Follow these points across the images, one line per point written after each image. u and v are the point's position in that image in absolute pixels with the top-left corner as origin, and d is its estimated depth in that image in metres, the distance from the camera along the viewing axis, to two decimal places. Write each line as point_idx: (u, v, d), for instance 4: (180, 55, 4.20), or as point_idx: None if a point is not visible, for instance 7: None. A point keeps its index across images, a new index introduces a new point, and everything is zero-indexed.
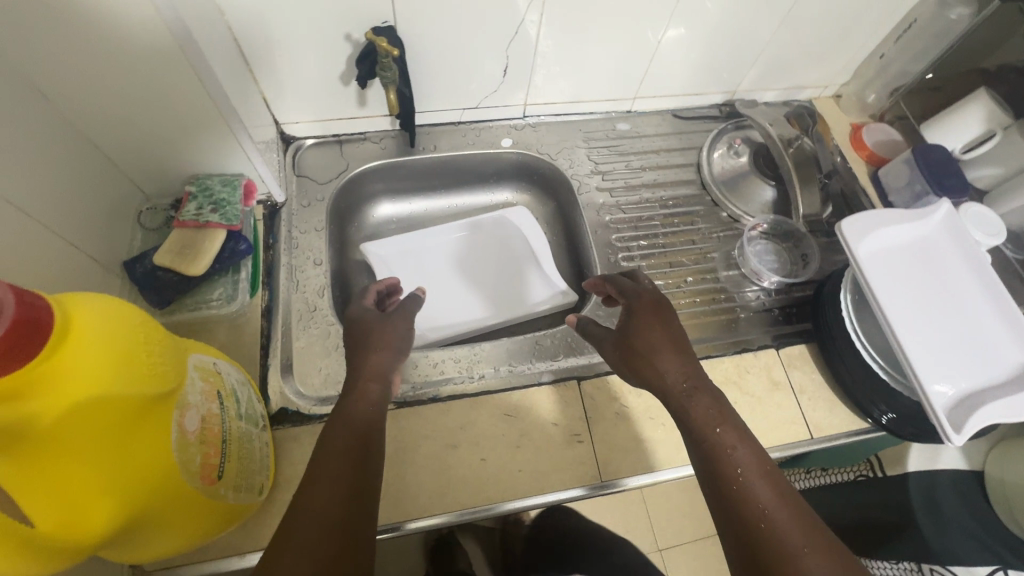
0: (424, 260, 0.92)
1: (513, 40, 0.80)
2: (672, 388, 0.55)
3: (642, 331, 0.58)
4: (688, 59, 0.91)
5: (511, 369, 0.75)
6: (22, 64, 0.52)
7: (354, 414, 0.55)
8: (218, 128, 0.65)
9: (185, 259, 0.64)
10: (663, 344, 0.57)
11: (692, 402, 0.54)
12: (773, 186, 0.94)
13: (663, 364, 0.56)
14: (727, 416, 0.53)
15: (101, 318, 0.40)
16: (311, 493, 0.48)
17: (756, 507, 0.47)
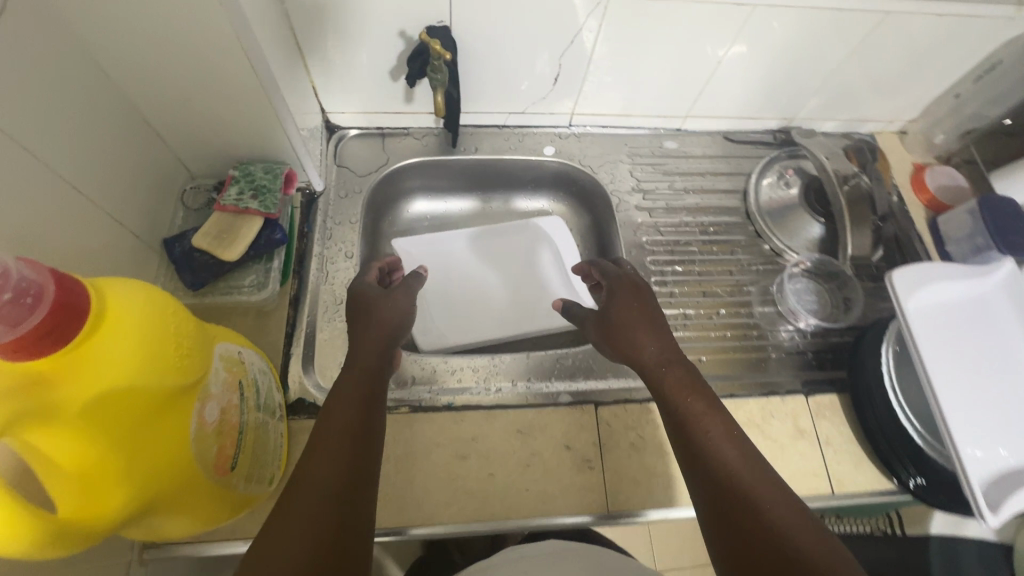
0: (453, 260, 0.91)
1: (567, 49, 0.78)
2: (647, 361, 0.59)
3: (620, 308, 0.63)
4: (746, 81, 0.87)
5: (529, 385, 0.74)
6: (85, 40, 0.53)
7: (353, 393, 0.55)
8: (266, 116, 0.66)
9: (222, 243, 0.64)
10: (638, 321, 0.62)
11: (665, 372, 0.58)
12: (822, 224, 0.90)
13: (640, 339, 0.61)
14: (697, 384, 0.56)
15: (135, 302, 0.41)
16: (308, 469, 0.48)
17: (722, 465, 0.50)
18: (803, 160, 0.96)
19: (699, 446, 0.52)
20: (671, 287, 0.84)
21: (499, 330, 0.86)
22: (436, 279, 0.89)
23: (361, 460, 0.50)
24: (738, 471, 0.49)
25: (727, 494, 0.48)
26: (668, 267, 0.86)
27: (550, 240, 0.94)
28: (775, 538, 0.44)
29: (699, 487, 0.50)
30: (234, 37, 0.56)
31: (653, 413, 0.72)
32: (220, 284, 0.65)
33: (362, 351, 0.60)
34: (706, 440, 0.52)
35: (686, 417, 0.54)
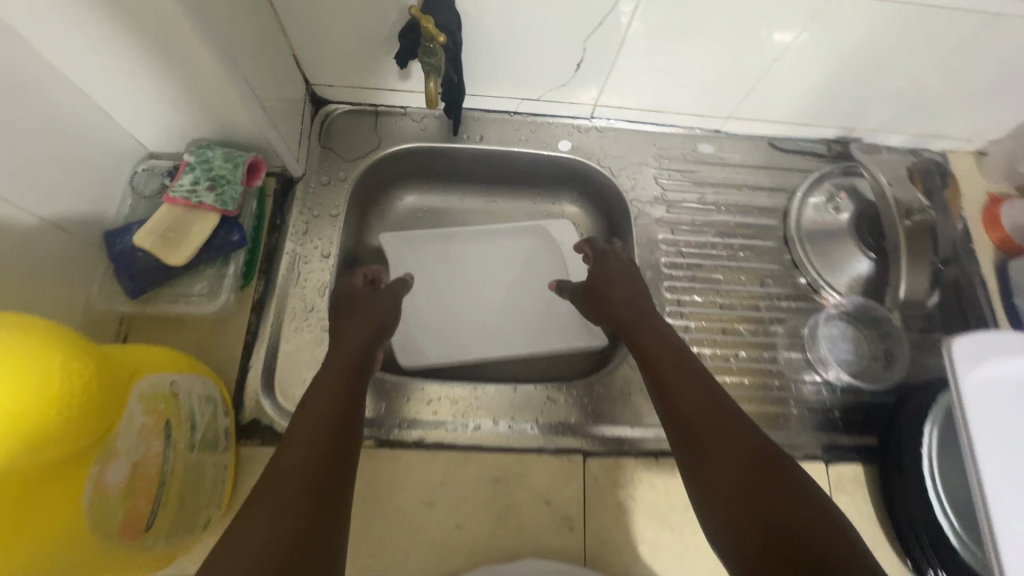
0: (446, 263, 0.82)
1: (595, 31, 0.65)
2: (624, 319, 0.66)
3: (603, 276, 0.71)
4: (807, 81, 0.73)
5: (512, 425, 0.65)
6: None
7: (358, 337, 0.61)
8: (223, 91, 0.55)
9: (168, 244, 0.56)
10: (626, 297, 0.69)
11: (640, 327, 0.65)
12: (872, 260, 0.77)
13: (625, 311, 0.67)
14: (676, 347, 0.62)
15: (4, 351, 0.33)
16: (310, 407, 0.50)
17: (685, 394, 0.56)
18: (859, 178, 0.82)
19: (678, 396, 0.56)
20: (687, 320, 0.74)
21: (489, 348, 0.77)
22: (424, 284, 0.81)
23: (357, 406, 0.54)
24: (717, 412, 0.53)
25: (705, 430, 0.51)
26: (686, 296, 0.75)
27: (555, 247, 0.84)
28: (753, 465, 0.47)
29: (681, 432, 0.53)
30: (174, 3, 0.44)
31: (648, 469, 0.63)
32: (166, 291, 0.57)
33: (352, 328, 0.62)
34: (685, 390, 0.56)
35: (667, 373, 0.58)
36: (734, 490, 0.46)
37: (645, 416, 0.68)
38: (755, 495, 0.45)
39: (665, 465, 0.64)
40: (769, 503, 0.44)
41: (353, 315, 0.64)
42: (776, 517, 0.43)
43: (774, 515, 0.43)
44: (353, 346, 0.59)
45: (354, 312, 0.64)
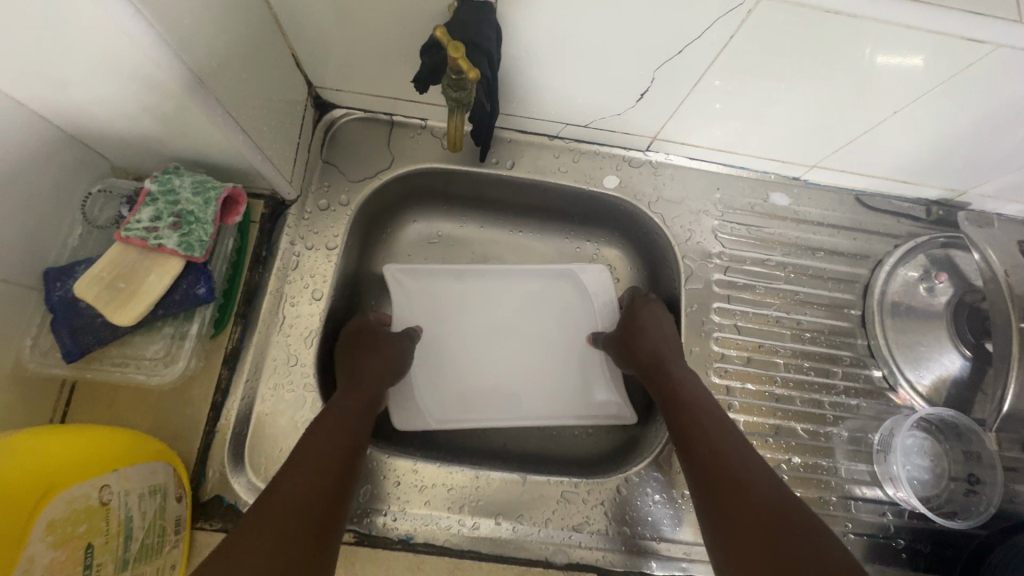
0: (457, 306, 0.69)
1: (671, 60, 0.52)
2: (652, 370, 0.58)
3: (634, 316, 0.63)
4: (925, 138, 0.58)
5: (515, 527, 0.55)
6: None
7: (371, 377, 0.55)
8: (190, 112, 0.43)
9: (116, 297, 0.45)
10: (653, 328, 0.61)
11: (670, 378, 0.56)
12: (967, 359, 0.65)
13: (649, 346, 0.60)
14: (703, 393, 0.55)
15: None
16: (305, 442, 0.46)
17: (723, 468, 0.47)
18: (962, 252, 0.69)
19: (699, 450, 0.50)
20: (736, 412, 0.62)
21: (499, 416, 0.66)
22: (430, 330, 0.68)
23: (363, 434, 0.50)
24: (744, 470, 0.46)
25: (729, 494, 0.45)
26: (736, 381, 0.64)
27: (586, 298, 0.71)
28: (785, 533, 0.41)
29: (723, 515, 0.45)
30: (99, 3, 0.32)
31: None
32: (115, 350, 0.47)
33: (365, 360, 0.56)
34: (707, 446, 0.49)
35: (689, 421, 0.52)
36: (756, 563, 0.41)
37: (673, 529, 0.57)
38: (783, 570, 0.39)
39: None
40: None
41: (365, 356, 0.57)
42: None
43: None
44: (367, 377, 0.54)
45: (368, 349, 0.57)
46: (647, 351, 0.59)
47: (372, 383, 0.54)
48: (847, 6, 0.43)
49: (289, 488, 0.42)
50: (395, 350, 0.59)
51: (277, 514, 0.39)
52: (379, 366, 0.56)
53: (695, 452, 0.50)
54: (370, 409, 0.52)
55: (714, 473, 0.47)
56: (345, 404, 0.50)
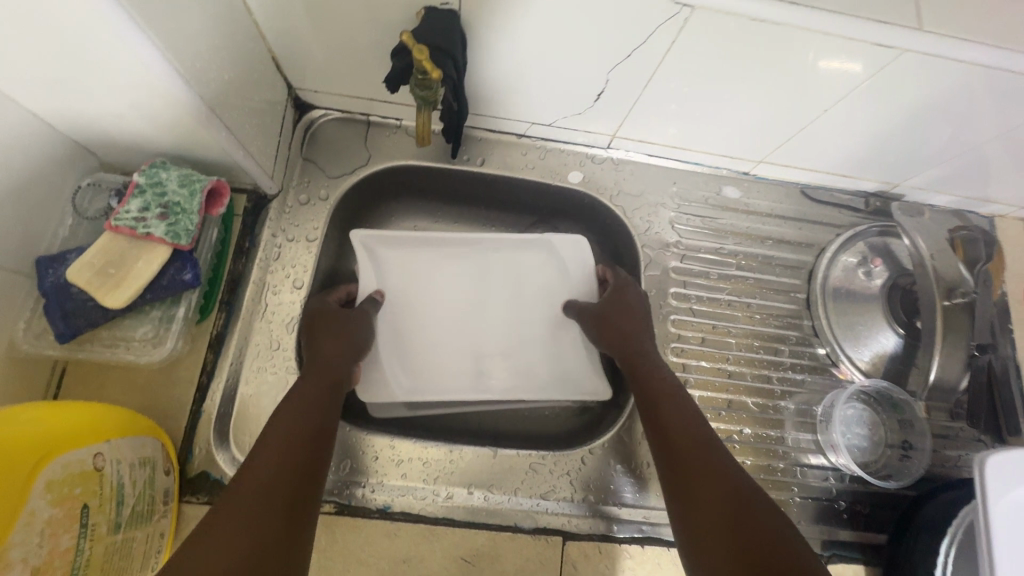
0: (432, 279, 0.72)
1: (622, 64, 0.57)
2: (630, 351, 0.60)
3: (615, 301, 0.64)
4: (855, 133, 0.64)
5: (487, 496, 0.59)
6: None
7: (334, 360, 0.56)
8: (176, 110, 0.47)
9: (108, 282, 0.48)
10: (625, 311, 0.63)
11: (646, 365, 0.58)
12: (900, 337, 0.71)
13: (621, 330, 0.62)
14: (671, 376, 0.58)
15: None
16: (275, 425, 0.48)
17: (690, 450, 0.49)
18: (896, 240, 0.75)
19: (669, 429, 0.52)
20: (691, 388, 0.67)
21: (472, 388, 0.69)
22: (403, 299, 0.71)
23: (330, 416, 0.52)
24: (708, 450, 0.49)
25: (693, 475, 0.47)
26: (692, 359, 0.69)
27: (560, 271, 0.73)
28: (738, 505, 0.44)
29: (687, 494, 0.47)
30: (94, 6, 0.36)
31: (631, 559, 0.58)
32: (106, 333, 0.50)
33: (323, 337, 0.58)
34: (678, 427, 0.52)
35: (662, 403, 0.54)
36: (709, 529, 0.43)
37: (632, 495, 0.62)
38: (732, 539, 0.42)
39: (649, 554, 0.59)
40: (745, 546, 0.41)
41: (324, 335, 0.58)
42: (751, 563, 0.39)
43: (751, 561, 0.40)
44: (325, 357, 0.56)
45: (326, 329, 0.59)
46: (618, 333, 0.62)
47: (335, 364, 0.56)
48: (770, 15, 0.49)
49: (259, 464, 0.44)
50: (354, 323, 0.61)
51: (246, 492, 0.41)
52: (338, 343, 0.58)
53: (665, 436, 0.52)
54: (336, 389, 0.54)
55: (681, 452, 0.50)
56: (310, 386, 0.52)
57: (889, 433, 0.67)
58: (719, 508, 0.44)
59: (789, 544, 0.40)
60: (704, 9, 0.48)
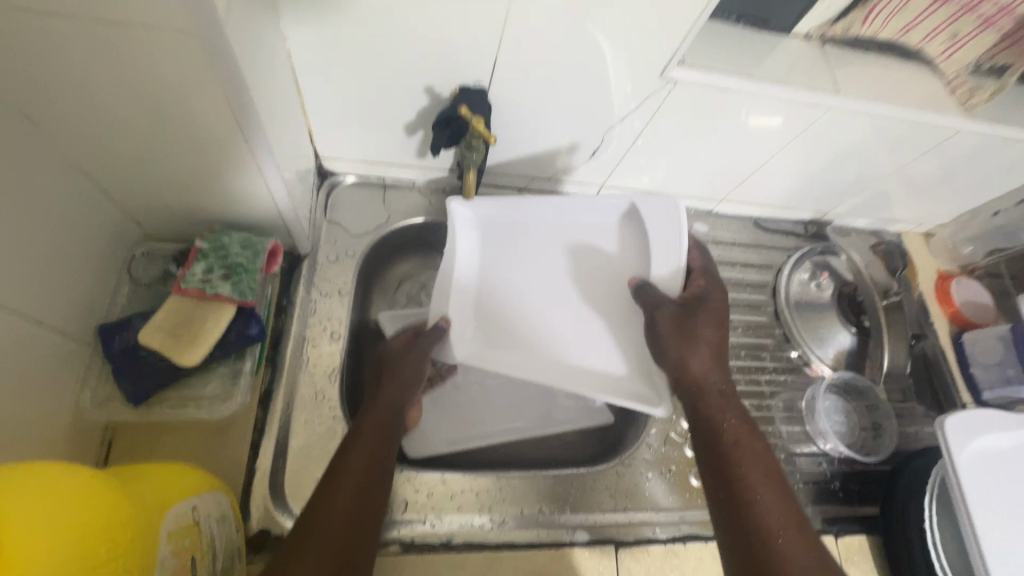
0: (516, 255, 0.71)
1: (615, 127, 0.69)
2: (711, 385, 0.58)
3: (701, 327, 0.60)
4: (794, 173, 0.80)
5: (538, 517, 0.63)
6: (13, 87, 0.40)
7: (392, 401, 0.59)
8: (246, 178, 0.52)
9: (179, 341, 0.51)
10: (710, 345, 0.60)
11: (728, 403, 0.58)
12: (853, 335, 0.85)
13: (698, 361, 0.59)
14: (755, 426, 0.57)
15: (47, 504, 0.30)
16: (344, 463, 0.51)
17: (766, 512, 0.50)
18: (834, 257, 0.91)
19: (745, 480, 0.52)
20: None
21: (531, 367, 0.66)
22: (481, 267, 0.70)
23: (387, 452, 0.54)
24: (783, 517, 0.50)
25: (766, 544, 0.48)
26: None
27: (638, 243, 0.68)
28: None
29: (750, 556, 0.48)
30: (223, 97, 0.42)
31: (677, 557, 0.64)
32: (174, 393, 0.52)
33: (387, 384, 0.60)
34: (756, 482, 0.52)
35: (742, 452, 0.54)
36: None
37: (666, 498, 0.68)
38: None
39: (692, 550, 0.65)
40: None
41: (388, 384, 0.61)
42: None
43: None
44: (385, 400, 0.58)
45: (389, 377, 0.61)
46: (700, 369, 0.59)
47: (389, 405, 0.58)
48: (733, 85, 0.62)
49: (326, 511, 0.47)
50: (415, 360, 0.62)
51: (316, 540, 0.45)
52: (396, 388, 0.60)
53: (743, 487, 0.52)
54: (394, 427, 0.57)
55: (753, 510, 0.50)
56: (377, 418, 0.56)
57: (875, 428, 0.78)
58: None
59: None
60: (684, 83, 0.61)
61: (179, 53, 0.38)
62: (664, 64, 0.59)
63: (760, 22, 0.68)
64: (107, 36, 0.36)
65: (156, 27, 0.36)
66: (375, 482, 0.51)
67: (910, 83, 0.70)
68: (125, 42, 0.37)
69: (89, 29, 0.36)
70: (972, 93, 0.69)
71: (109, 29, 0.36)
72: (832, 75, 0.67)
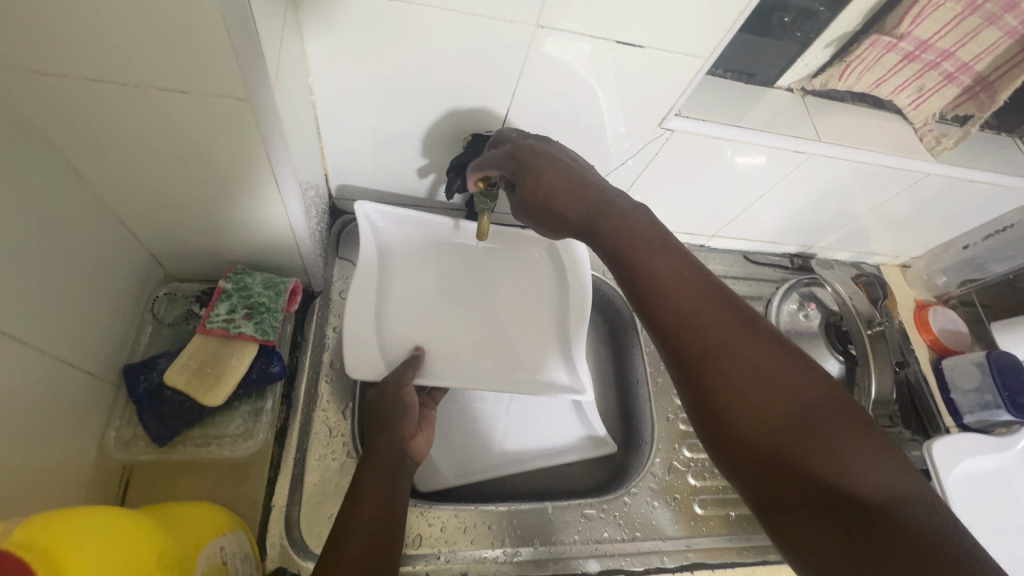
0: (421, 260, 0.74)
1: (615, 170, 0.74)
2: (578, 221, 0.52)
3: (540, 172, 0.54)
4: (780, 212, 0.85)
5: (550, 548, 0.64)
6: (66, 142, 0.42)
7: (398, 439, 0.59)
8: (274, 221, 0.54)
9: (203, 381, 0.52)
10: (562, 181, 0.53)
11: (603, 220, 0.49)
12: (841, 362, 0.89)
13: (565, 200, 0.53)
14: (642, 221, 0.47)
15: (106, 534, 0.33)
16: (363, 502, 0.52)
17: (673, 315, 0.41)
18: (820, 288, 0.96)
19: (647, 297, 0.43)
20: None
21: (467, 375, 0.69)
22: (395, 271, 0.72)
23: (400, 491, 0.56)
24: (702, 315, 0.41)
25: (691, 354, 0.40)
26: None
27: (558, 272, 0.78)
28: (771, 394, 0.37)
29: (684, 372, 0.40)
30: (261, 151, 0.45)
31: None
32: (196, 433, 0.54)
33: (391, 419, 0.60)
34: (657, 291, 0.43)
35: (629, 269, 0.45)
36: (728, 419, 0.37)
37: (672, 527, 0.70)
38: (764, 437, 0.36)
39: None
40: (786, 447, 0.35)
41: (381, 430, 0.60)
42: (787, 469, 0.34)
43: (791, 467, 0.34)
44: (393, 438, 0.59)
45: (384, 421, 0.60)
46: (568, 205, 0.52)
47: (393, 438, 0.59)
48: (724, 133, 0.67)
49: (354, 546, 0.48)
50: (408, 392, 0.62)
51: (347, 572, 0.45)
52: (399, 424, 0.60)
53: (647, 308, 0.43)
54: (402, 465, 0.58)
55: (668, 325, 0.41)
56: (383, 459, 0.57)
57: None
58: (739, 392, 0.37)
59: (818, 421, 0.35)
60: (681, 132, 0.66)
61: (233, 116, 0.41)
62: (662, 115, 0.64)
63: (747, 76, 0.74)
64: (166, 100, 0.39)
65: (214, 94, 0.39)
66: (392, 522, 0.53)
67: (884, 130, 0.76)
68: (182, 104, 0.40)
69: (151, 95, 0.39)
70: (939, 140, 0.75)
71: (168, 93, 0.39)
72: (814, 124, 0.72)
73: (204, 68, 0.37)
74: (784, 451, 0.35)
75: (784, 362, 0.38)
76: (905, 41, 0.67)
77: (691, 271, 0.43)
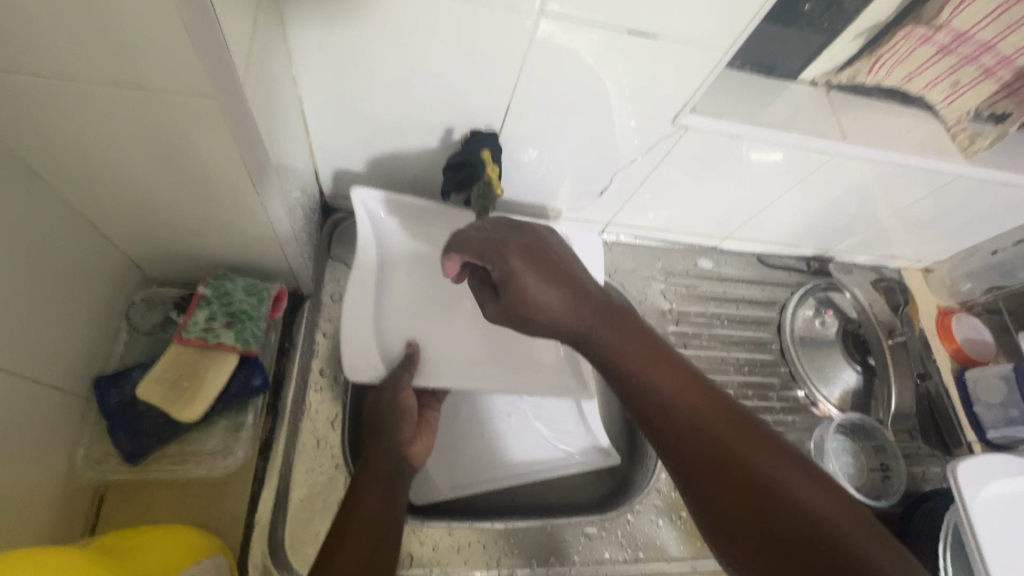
0: (419, 257, 0.69)
1: (624, 169, 0.69)
2: (567, 325, 0.46)
3: (529, 273, 0.47)
4: (798, 213, 0.80)
5: (549, 569, 0.61)
6: (23, 144, 0.39)
7: (393, 448, 0.56)
8: (256, 224, 0.50)
9: (181, 396, 0.49)
10: (553, 278, 0.47)
11: (592, 334, 0.45)
12: (860, 373, 0.85)
13: (559, 297, 0.46)
14: (638, 322, 0.46)
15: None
16: (355, 513, 0.50)
17: (684, 423, 0.41)
18: (838, 294, 0.91)
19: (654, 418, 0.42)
20: None
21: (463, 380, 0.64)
22: (391, 268, 0.67)
23: (395, 499, 0.53)
24: (712, 430, 0.41)
25: (706, 472, 0.40)
26: None
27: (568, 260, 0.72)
28: (800, 495, 0.37)
29: (705, 501, 0.39)
30: (235, 153, 0.41)
31: None
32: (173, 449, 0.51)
33: (387, 426, 0.57)
34: (662, 411, 0.42)
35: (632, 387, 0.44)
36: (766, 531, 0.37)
37: (677, 547, 0.66)
38: (820, 540, 0.35)
39: None
40: (841, 555, 0.35)
41: (374, 439, 0.57)
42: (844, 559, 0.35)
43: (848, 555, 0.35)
44: (388, 447, 0.56)
45: (376, 429, 0.57)
46: (559, 311, 0.46)
47: (388, 447, 0.56)
48: (742, 131, 0.62)
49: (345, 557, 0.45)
50: (403, 398, 0.59)
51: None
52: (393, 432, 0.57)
53: (657, 429, 0.42)
54: (398, 473, 0.55)
55: (682, 448, 0.41)
56: (377, 466, 0.54)
57: (890, 475, 0.77)
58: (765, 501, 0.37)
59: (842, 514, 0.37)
60: (696, 129, 0.62)
61: (199, 114, 0.37)
62: (676, 112, 0.60)
63: (767, 69, 0.69)
64: (123, 97, 0.36)
65: (176, 90, 0.35)
66: (388, 529, 0.50)
67: (912, 127, 0.71)
68: (144, 102, 0.36)
69: (108, 93, 0.35)
70: (973, 140, 0.70)
71: (125, 91, 0.35)
72: (838, 121, 0.68)
73: (165, 62, 0.33)
74: (838, 546, 0.35)
75: (791, 461, 0.39)
76: (942, 33, 0.62)
77: (691, 374, 0.44)
